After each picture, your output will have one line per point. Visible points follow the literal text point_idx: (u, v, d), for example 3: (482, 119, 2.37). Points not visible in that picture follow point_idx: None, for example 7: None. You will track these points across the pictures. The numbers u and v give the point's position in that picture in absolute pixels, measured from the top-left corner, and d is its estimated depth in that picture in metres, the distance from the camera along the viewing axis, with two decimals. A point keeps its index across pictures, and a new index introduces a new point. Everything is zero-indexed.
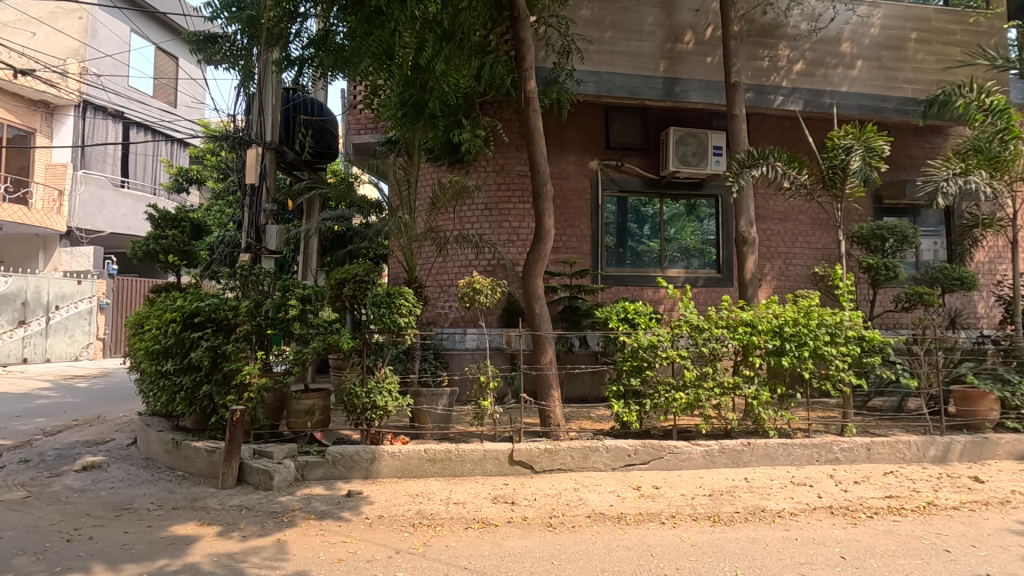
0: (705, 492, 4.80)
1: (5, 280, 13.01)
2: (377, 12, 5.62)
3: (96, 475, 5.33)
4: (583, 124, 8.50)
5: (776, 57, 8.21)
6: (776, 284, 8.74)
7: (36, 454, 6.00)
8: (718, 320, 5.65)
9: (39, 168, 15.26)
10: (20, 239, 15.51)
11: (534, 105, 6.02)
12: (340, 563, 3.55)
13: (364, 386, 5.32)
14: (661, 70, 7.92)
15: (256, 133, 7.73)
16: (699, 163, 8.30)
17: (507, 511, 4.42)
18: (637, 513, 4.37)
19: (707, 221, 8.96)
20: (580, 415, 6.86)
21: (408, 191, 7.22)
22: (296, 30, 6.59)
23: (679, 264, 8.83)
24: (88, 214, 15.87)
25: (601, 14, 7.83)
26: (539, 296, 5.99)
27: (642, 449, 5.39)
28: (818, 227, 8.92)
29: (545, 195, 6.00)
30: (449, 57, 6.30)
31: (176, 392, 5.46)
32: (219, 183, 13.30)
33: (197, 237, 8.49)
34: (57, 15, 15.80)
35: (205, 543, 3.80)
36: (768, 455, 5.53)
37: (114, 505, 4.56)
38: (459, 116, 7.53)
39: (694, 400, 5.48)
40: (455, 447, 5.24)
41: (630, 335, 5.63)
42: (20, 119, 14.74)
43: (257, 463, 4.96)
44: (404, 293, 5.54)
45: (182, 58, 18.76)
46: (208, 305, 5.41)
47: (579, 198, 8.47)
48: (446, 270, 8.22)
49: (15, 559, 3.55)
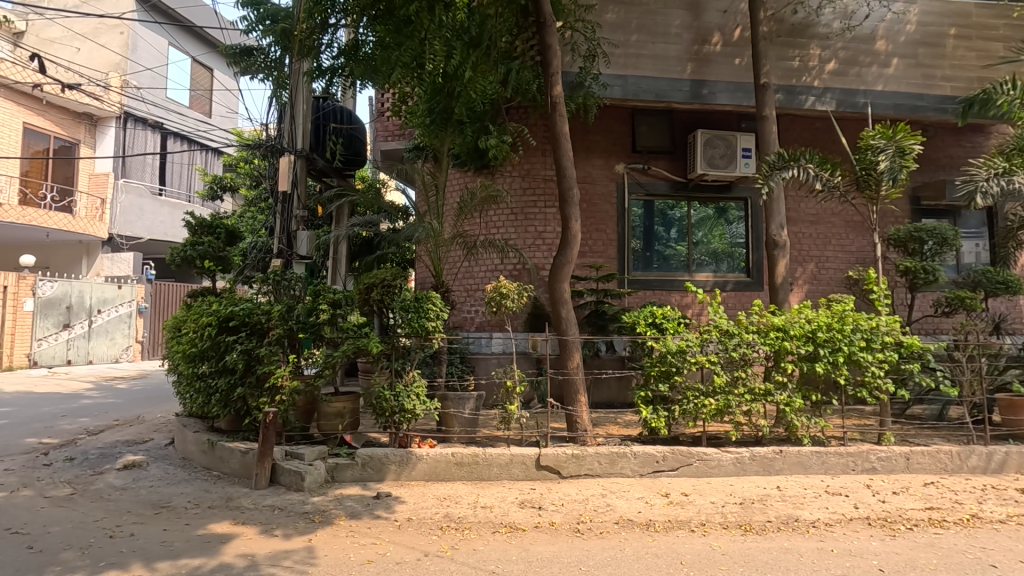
0: (736, 500, 4.71)
1: (52, 285, 13.61)
2: (406, 21, 5.78)
3: (136, 474, 5.52)
4: (609, 128, 8.47)
5: (806, 57, 8.04)
6: (808, 288, 8.54)
7: (81, 452, 6.25)
8: (749, 325, 5.56)
9: (83, 178, 15.89)
10: (64, 246, 16.09)
11: (560, 111, 6.01)
12: (370, 564, 3.60)
13: (392, 390, 5.39)
14: (687, 73, 7.85)
15: (289, 140, 7.87)
16: (727, 165, 8.18)
17: (534, 516, 4.41)
18: (667, 520, 4.32)
19: (736, 224, 8.82)
20: (607, 421, 6.81)
21: (436, 197, 7.20)
22: (327, 40, 6.69)
23: (708, 267, 8.71)
24: (128, 221, 16.44)
25: (627, 17, 7.78)
26: (566, 301, 5.97)
27: (671, 455, 5.33)
28: (852, 229, 8.69)
29: (572, 200, 5.99)
30: (476, 64, 6.38)
31: (211, 394, 5.62)
32: (252, 190, 13.69)
33: (231, 243, 8.69)
34: (100, 30, 16.45)
35: (240, 543, 3.88)
36: (801, 463, 5.41)
37: (153, 503, 4.71)
38: (485, 121, 7.58)
39: (723, 406, 5.37)
40: (482, 451, 5.26)
41: (659, 340, 5.57)
42: (66, 131, 15.41)
43: (289, 464, 5.07)
44: (432, 297, 5.60)
45: (216, 69, 19.41)
46: (242, 310, 5.55)
47: (605, 201, 8.45)
48: (473, 274, 8.28)
49: (63, 554, 3.70)
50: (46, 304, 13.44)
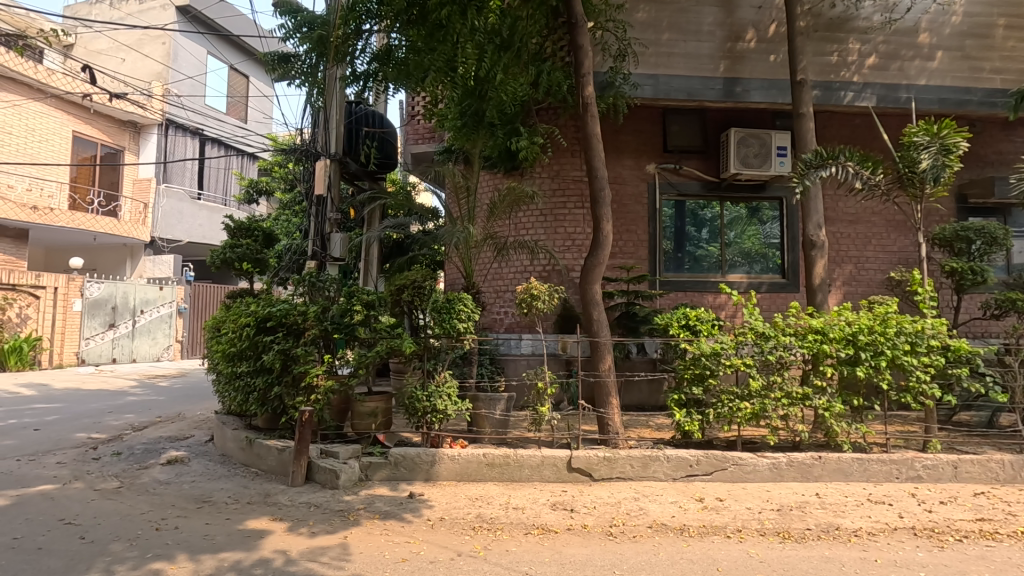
0: (773, 507, 4.61)
1: (98, 287, 14.17)
2: (438, 25, 5.84)
3: (179, 469, 5.71)
4: (640, 128, 8.39)
5: (845, 52, 7.81)
6: (847, 290, 8.29)
7: (127, 447, 6.50)
8: (786, 327, 5.42)
9: (127, 184, 16.55)
10: (110, 249, 16.74)
11: (592, 112, 5.99)
12: (404, 562, 3.64)
13: (425, 390, 5.46)
14: (721, 71, 7.72)
15: (323, 145, 8.06)
16: (761, 164, 8.00)
17: (566, 518, 4.40)
18: (701, 525, 4.26)
19: (771, 224, 8.62)
20: (639, 424, 6.76)
21: (467, 199, 7.17)
22: (361, 46, 6.77)
23: (741, 268, 8.55)
24: (169, 224, 17.05)
25: (658, 16, 7.70)
26: (597, 302, 5.93)
27: (705, 459, 5.24)
28: (893, 229, 8.41)
29: (604, 200, 5.95)
30: (507, 66, 6.42)
31: (249, 393, 5.78)
32: (286, 194, 14.01)
33: (268, 245, 8.94)
34: (144, 41, 17.11)
35: (277, 538, 3.98)
36: (841, 470, 5.25)
37: (195, 498, 4.87)
38: (516, 123, 7.59)
39: (759, 410, 5.26)
40: (514, 453, 5.26)
41: (692, 343, 5.49)
42: (111, 138, 16.03)
43: (325, 462, 5.18)
44: (463, 298, 5.67)
45: (253, 76, 19.96)
46: (279, 310, 5.68)
47: (636, 202, 8.37)
48: (503, 276, 8.31)
49: (112, 545, 3.84)
50: (93, 304, 14.00)
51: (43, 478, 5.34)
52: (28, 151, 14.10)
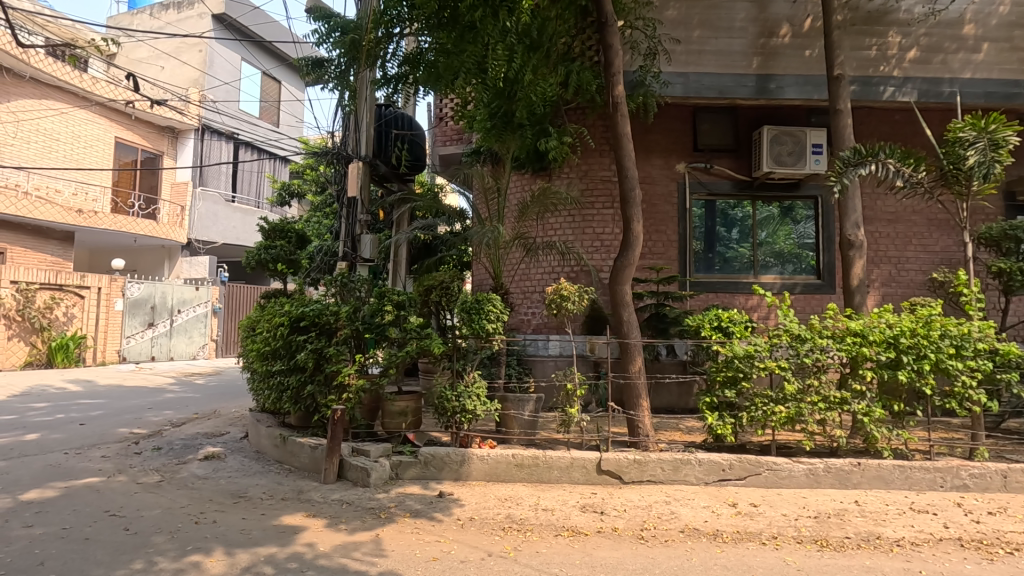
0: (810, 514, 4.49)
1: (139, 287, 14.66)
2: (469, 27, 5.86)
3: (216, 464, 5.87)
4: (670, 127, 8.29)
5: (885, 46, 7.57)
6: (886, 291, 8.03)
7: (167, 442, 6.71)
8: (822, 329, 5.27)
9: (166, 188, 17.09)
10: (150, 250, 17.33)
11: (622, 111, 5.94)
12: (435, 561, 3.66)
13: (454, 390, 5.49)
14: (753, 67, 7.56)
15: (353, 148, 8.20)
16: (795, 162, 7.82)
17: (596, 520, 4.37)
18: (735, 531, 4.17)
19: (804, 224, 8.42)
20: (669, 427, 6.66)
21: (497, 200, 7.18)
22: (391, 50, 6.84)
23: (773, 269, 8.37)
24: (204, 226, 17.55)
25: (688, 13, 7.61)
26: (627, 303, 5.87)
27: (738, 464, 5.14)
28: (935, 228, 8.12)
29: (635, 201, 5.89)
30: (537, 66, 6.46)
31: (283, 391, 5.91)
32: (318, 196, 14.27)
33: (300, 246, 9.13)
34: (181, 48, 17.64)
35: (310, 534, 4.04)
36: (881, 478, 5.08)
37: (231, 493, 4.99)
38: (546, 124, 7.58)
39: (795, 414, 5.13)
40: (543, 454, 5.25)
41: (725, 345, 5.40)
42: (150, 143, 16.60)
43: (356, 461, 5.25)
44: (492, 299, 5.68)
45: (285, 81, 20.39)
46: (312, 311, 5.79)
47: (665, 202, 8.27)
48: (531, 277, 8.30)
49: (154, 537, 3.96)
50: (134, 304, 14.50)
51: (89, 471, 5.56)
52: (74, 157, 14.75)
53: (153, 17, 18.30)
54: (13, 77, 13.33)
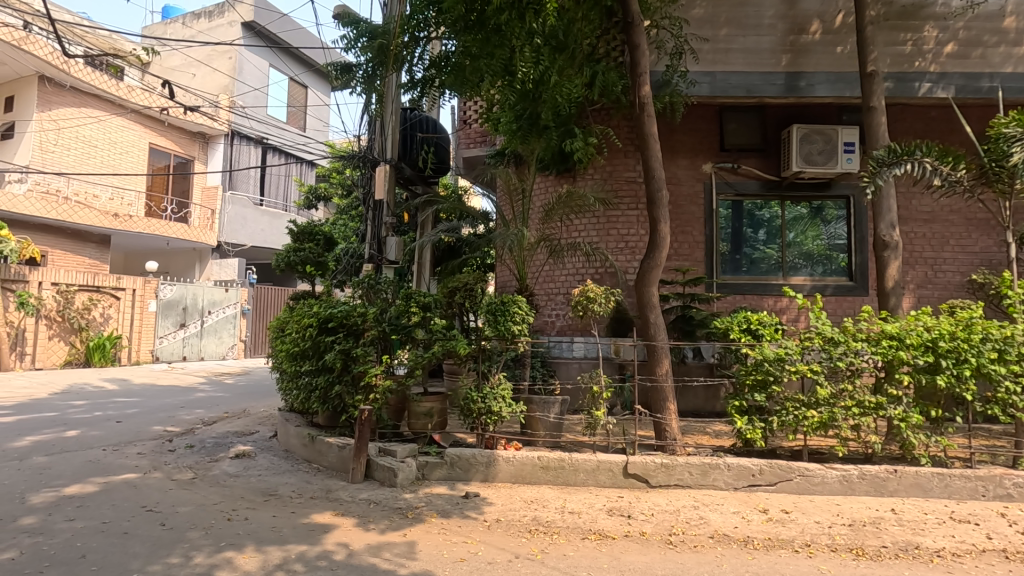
0: (845, 521, 4.38)
1: (171, 288, 15.06)
2: (496, 30, 5.89)
3: (247, 462, 5.99)
4: (696, 127, 8.18)
5: (920, 41, 7.36)
6: (921, 293, 7.80)
7: (199, 440, 6.87)
8: (857, 332, 5.14)
9: (196, 191, 17.55)
10: (182, 253, 17.82)
11: (648, 111, 5.89)
12: (463, 562, 3.68)
13: (479, 392, 5.50)
14: (782, 65, 7.43)
15: (379, 152, 8.31)
16: (826, 162, 7.64)
17: (623, 524, 4.33)
18: (766, 538, 4.09)
19: (835, 225, 8.22)
20: (696, 430, 6.56)
21: (522, 202, 7.16)
22: (418, 53, 6.90)
23: (803, 271, 8.21)
24: (233, 229, 17.95)
25: (715, 11, 7.51)
26: (654, 305, 5.81)
27: (769, 469, 5.04)
28: (974, 228, 7.85)
29: (661, 202, 5.83)
30: (563, 68, 6.46)
31: (311, 391, 6.01)
32: (344, 199, 14.49)
33: (329, 248, 9.30)
34: (212, 56, 18.12)
35: (339, 533, 4.09)
36: (919, 485, 4.93)
37: (262, 491, 5.09)
38: (571, 125, 7.57)
39: (828, 419, 5.01)
40: (569, 456, 5.23)
41: (754, 348, 5.31)
42: (182, 149, 17.08)
43: (383, 461, 5.30)
44: (517, 300, 5.68)
45: (312, 86, 20.75)
46: (340, 312, 5.87)
47: (691, 203, 8.17)
48: (556, 278, 8.28)
49: (189, 532, 4.06)
50: (167, 305, 14.89)
51: (126, 467, 5.72)
52: (110, 163, 15.19)
53: (185, 26, 18.82)
54: (54, 86, 13.94)
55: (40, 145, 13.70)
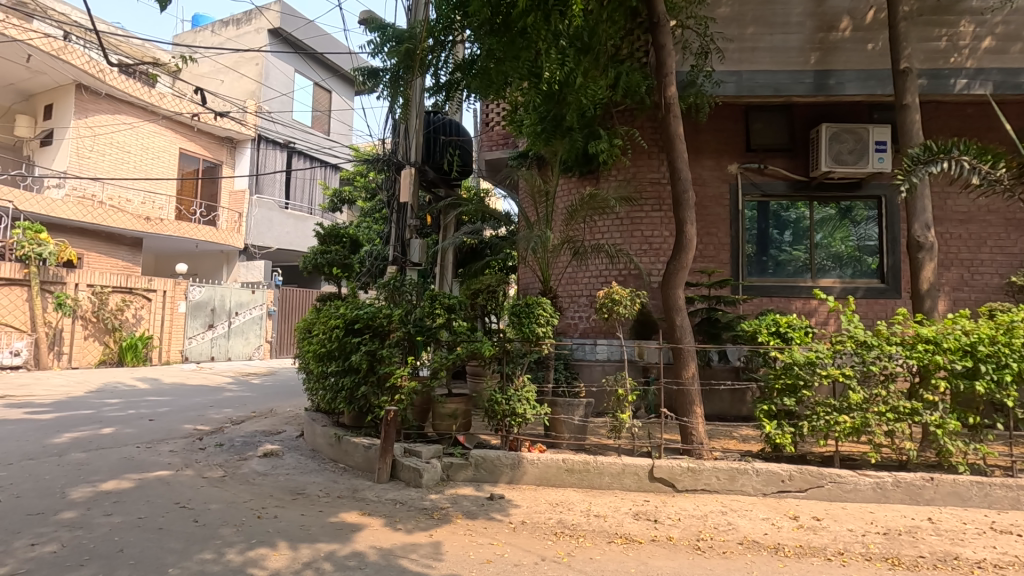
0: (879, 530, 4.26)
1: (200, 290, 15.42)
2: (522, 33, 5.91)
3: (275, 461, 6.10)
4: (721, 127, 8.08)
5: (955, 36, 7.16)
6: (957, 296, 7.57)
7: (228, 439, 7.01)
8: (890, 336, 5.02)
9: (224, 195, 17.89)
10: (210, 255, 18.24)
11: (674, 112, 5.83)
12: (489, 564, 3.68)
13: (504, 394, 5.50)
14: (811, 64, 7.30)
15: (403, 155, 8.41)
16: (857, 161, 7.47)
17: (650, 529, 4.29)
18: (798, 546, 4.00)
19: (865, 225, 8.04)
20: (722, 435, 6.48)
21: (545, 205, 7.14)
22: (443, 57, 6.95)
23: (832, 273, 8.04)
24: (260, 232, 18.31)
25: (742, 10, 7.41)
26: (680, 308, 5.75)
27: (799, 475, 4.94)
28: (1013, 229, 7.60)
29: (688, 204, 5.77)
30: (588, 70, 6.43)
31: (337, 391, 6.09)
32: (368, 202, 14.69)
33: (355, 250, 9.51)
34: (241, 62, 18.52)
35: (367, 533, 4.13)
36: (957, 494, 4.78)
37: (290, 489, 5.17)
38: (595, 127, 7.56)
39: (861, 425, 4.88)
40: (594, 459, 5.20)
41: (783, 351, 5.21)
42: (211, 153, 17.49)
43: (408, 461, 5.33)
44: (542, 302, 5.67)
45: (337, 91, 21.07)
46: (366, 314, 5.93)
47: (716, 204, 8.07)
48: (578, 280, 8.26)
49: (221, 529, 4.14)
50: (196, 306, 15.24)
51: (159, 464, 5.87)
52: (143, 168, 15.62)
53: (215, 33, 19.29)
54: (90, 94, 14.39)
55: (77, 152, 14.17)
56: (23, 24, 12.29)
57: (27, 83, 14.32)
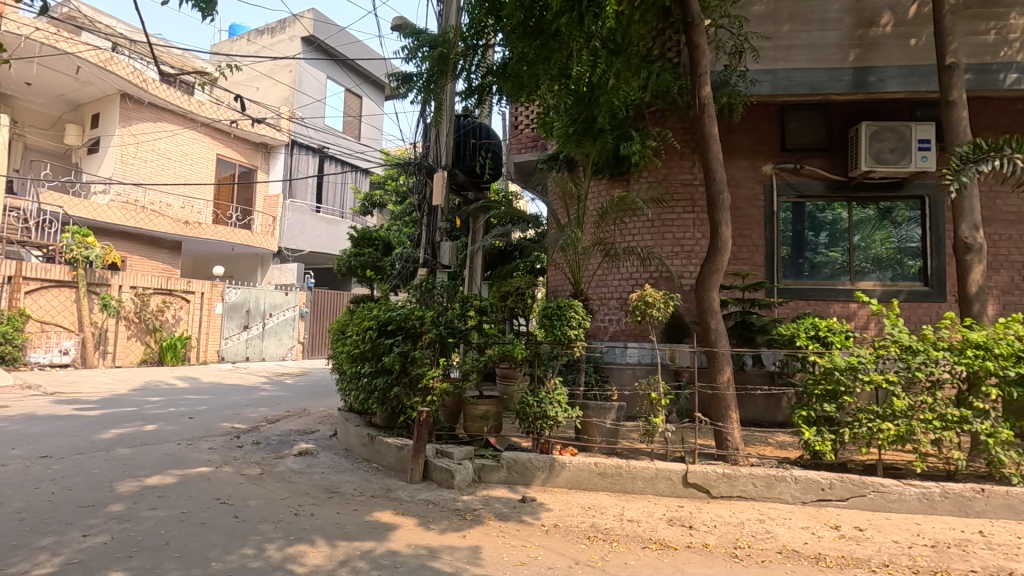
0: (926, 542, 4.11)
1: (236, 292, 15.86)
2: (555, 34, 5.92)
3: (310, 460, 6.22)
4: (755, 127, 7.94)
5: (1005, 29, 6.88)
6: (1007, 300, 7.27)
7: (264, 437, 7.18)
8: (937, 341, 4.84)
9: (259, 200, 18.36)
10: (246, 258, 18.72)
11: (709, 112, 5.75)
12: (523, 565, 3.69)
13: (535, 396, 5.50)
14: (850, 60, 7.09)
15: (434, 158, 8.51)
16: (898, 160, 7.23)
17: (685, 535, 4.23)
18: (840, 556, 3.89)
19: (907, 227, 7.77)
20: (757, 440, 6.34)
21: (577, 207, 7.09)
22: (475, 61, 7.03)
23: (872, 276, 7.81)
24: (293, 235, 18.73)
25: (777, 7, 7.27)
26: (714, 311, 5.66)
27: (840, 483, 4.80)
28: None
29: (722, 205, 5.68)
30: (620, 71, 6.39)
31: (370, 392, 6.17)
32: (398, 205, 14.89)
33: (387, 252, 9.64)
34: (276, 70, 19.00)
35: (402, 532, 4.17)
36: (1010, 507, 4.57)
37: (325, 487, 5.27)
38: (627, 128, 7.53)
39: (905, 432, 4.72)
40: (626, 463, 5.15)
41: (823, 355, 5.08)
42: (246, 159, 17.97)
43: (441, 462, 5.38)
44: (574, 305, 5.65)
45: (368, 97, 21.44)
46: (398, 315, 5.99)
47: (750, 205, 7.92)
48: (609, 283, 8.21)
49: (261, 525, 4.25)
50: (231, 307, 15.68)
51: (199, 461, 6.05)
52: (183, 173, 16.14)
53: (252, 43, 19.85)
54: (134, 103, 14.96)
55: (121, 159, 14.74)
56: (73, 37, 12.87)
57: (76, 94, 14.97)
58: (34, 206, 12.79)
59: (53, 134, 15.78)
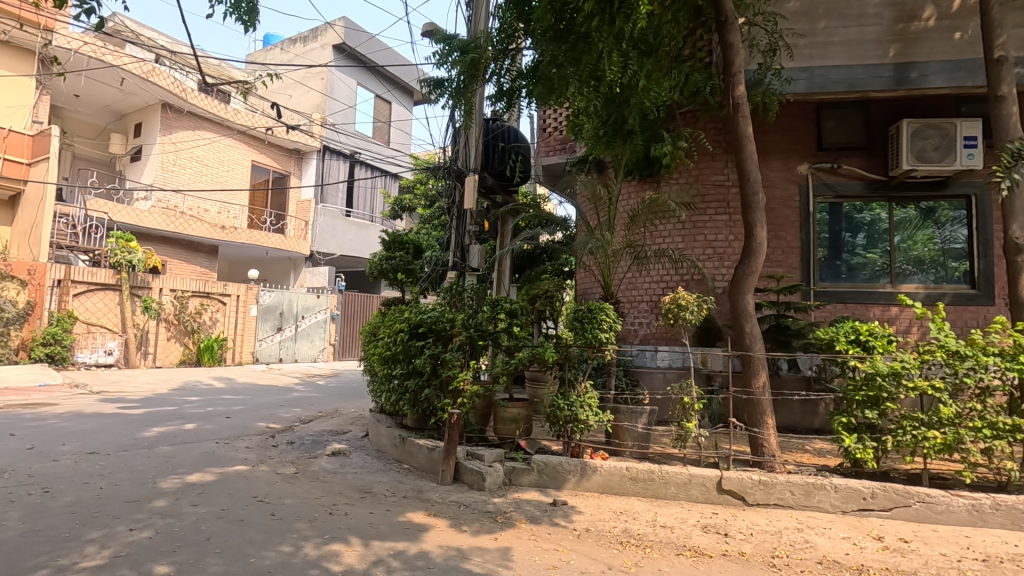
0: (977, 556, 3.94)
1: (270, 295, 16.24)
2: (585, 36, 5.90)
3: (343, 460, 6.32)
4: (790, 126, 7.78)
5: None
6: None
7: (298, 437, 7.33)
8: (987, 346, 4.64)
9: (292, 205, 18.78)
10: (279, 261, 19.15)
11: (743, 112, 5.64)
12: (555, 570, 3.67)
13: (566, 399, 5.47)
14: (890, 56, 6.88)
15: (464, 162, 8.58)
16: (942, 158, 6.96)
17: (720, 542, 4.14)
18: (885, 568, 3.76)
19: (951, 227, 7.49)
20: (794, 447, 6.19)
21: (607, 210, 7.03)
22: (505, 65, 7.07)
23: (914, 278, 7.54)
24: (325, 239, 19.09)
25: (813, 3, 7.12)
26: (749, 314, 5.53)
27: (882, 493, 4.64)
28: None
29: (758, 206, 5.56)
30: (651, 72, 6.36)
31: (402, 394, 6.24)
32: (427, 209, 15.03)
33: (417, 255, 9.74)
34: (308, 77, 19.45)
35: (434, 533, 4.20)
36: None
37: (358, 488, 5.34)
38: (658, 129, 7.46)
39: (953, 441, 4.54)
40: (659, 468, 5.08)
41: (864, 360, 4.89)
42: (280, 165, 18.42)
43: (471, 464, 5.40)
44: (605, 308, 5.61)
45: (397, 103, 21.75)
46: (429, 318, 6.04)
47: (785, 206, 7.75)
48: (639, 286, 8.13)
49: (297, 523, 4.33)
50: (266, 310, 16.07)
51: (237, 459, 6.21)
52: (219, 179, 16.63)
53: (286, 52, 20.38)
54: (174, 112, 15.50)
55: (162, 166, 15.30)
56: (118, 50, 13.43)
57: (120, 104, 15.59)
58: (82, 213, 13.47)
59: (98, 144, 16.46)
